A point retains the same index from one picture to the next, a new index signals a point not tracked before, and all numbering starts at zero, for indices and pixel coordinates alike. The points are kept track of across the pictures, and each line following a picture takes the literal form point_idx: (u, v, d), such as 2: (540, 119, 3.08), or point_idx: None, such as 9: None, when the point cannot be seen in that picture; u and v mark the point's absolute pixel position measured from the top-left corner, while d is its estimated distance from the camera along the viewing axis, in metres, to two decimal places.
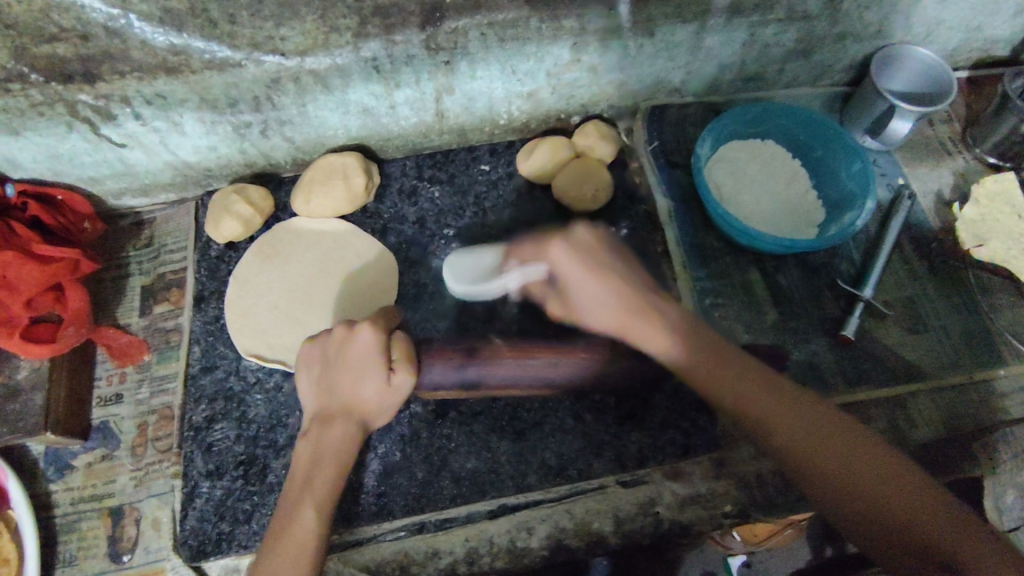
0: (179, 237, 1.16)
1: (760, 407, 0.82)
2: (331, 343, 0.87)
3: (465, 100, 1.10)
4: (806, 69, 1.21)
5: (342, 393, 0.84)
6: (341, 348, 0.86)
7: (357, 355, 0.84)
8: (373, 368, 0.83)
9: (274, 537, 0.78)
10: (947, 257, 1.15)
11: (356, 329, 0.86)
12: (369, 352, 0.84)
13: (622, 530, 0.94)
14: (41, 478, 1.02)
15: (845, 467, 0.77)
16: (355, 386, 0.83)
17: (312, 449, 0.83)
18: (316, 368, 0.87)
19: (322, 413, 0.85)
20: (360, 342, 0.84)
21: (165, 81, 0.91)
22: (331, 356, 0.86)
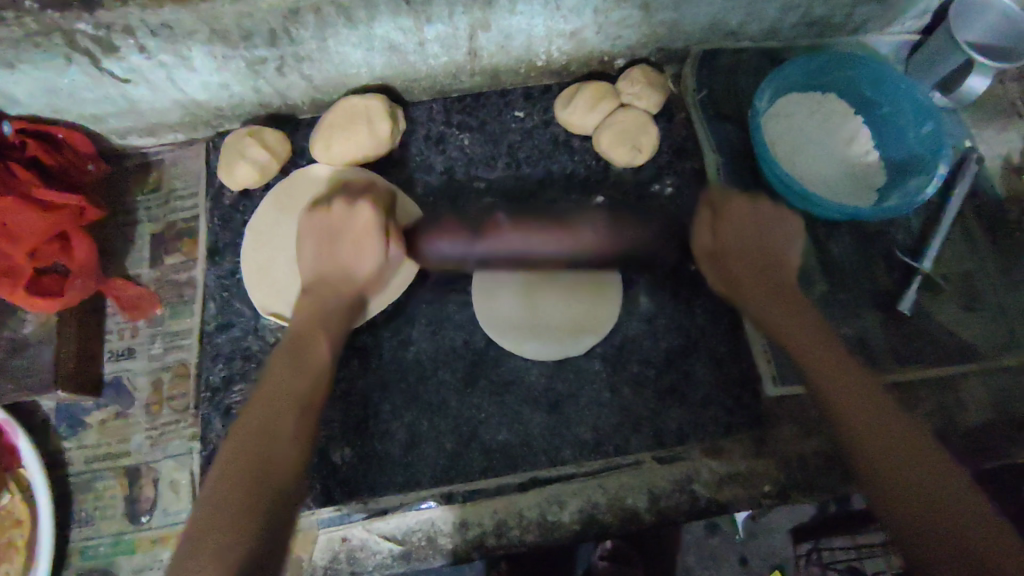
0: (190, 181, 1.08)
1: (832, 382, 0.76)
2: (331, 219, 0.89)
3: (502, 39, 0.98)
4: (879, 13, 1.07)
5: (341, 260, 0.87)
6: (341, 222, 0.88)
7: (356, 230, 0.87)
8: (373, 237, 0.87)
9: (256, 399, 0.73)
10: (1012, 229, 1.07)
11: (354, 206, 0.88)
12: (368, 228, 0.87)
13: (657, 507, 0.92)
14: (53, 435, 0.98)
15: (909, 477, 0.65)
16: (354, 257, 0.87)
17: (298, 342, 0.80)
18: (315, 237, 0.89)
19: (318, 286, 0.86)
20: (359, 219, 0.88)
21: (172, 10, 0.80)
22: (328, 231, 0.88)
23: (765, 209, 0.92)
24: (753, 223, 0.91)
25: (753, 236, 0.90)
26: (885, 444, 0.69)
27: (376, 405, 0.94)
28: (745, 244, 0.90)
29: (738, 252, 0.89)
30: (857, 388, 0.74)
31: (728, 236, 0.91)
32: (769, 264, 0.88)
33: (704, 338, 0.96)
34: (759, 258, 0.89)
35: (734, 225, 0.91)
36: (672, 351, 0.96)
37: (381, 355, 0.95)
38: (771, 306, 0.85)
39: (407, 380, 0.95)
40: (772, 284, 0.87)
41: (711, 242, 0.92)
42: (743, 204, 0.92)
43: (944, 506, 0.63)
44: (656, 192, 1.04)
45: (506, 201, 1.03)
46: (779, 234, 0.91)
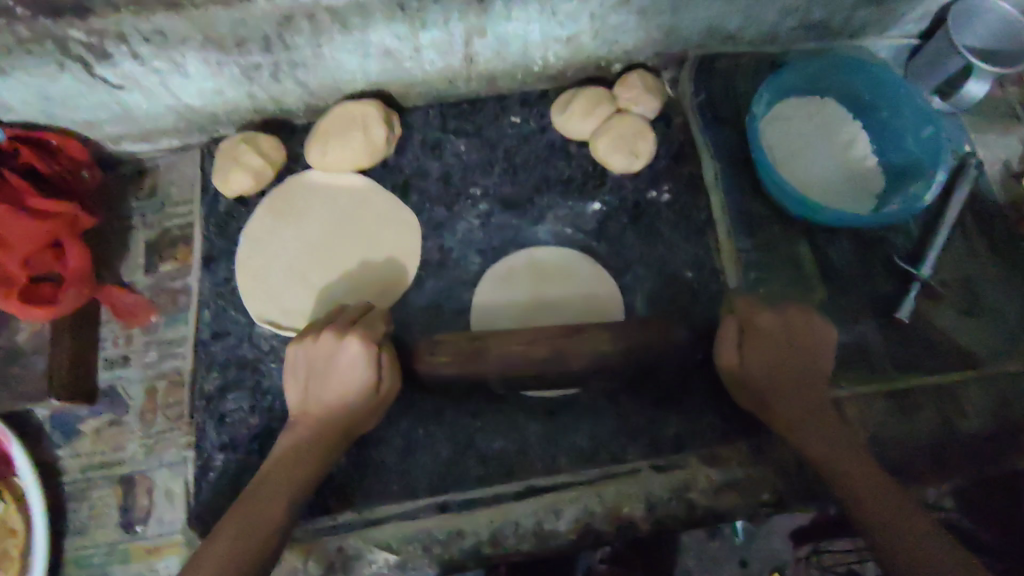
0: (185, 188, 1.07)
1: (804, 413, 0.82)
2: (318, 351, 0.85)
3: (498, 44, 0.97)
4: (877, 17, 1.06)
5: (328, 401, 0.83)
6: (328, 355, 0.84)
7: (343, 364, 0.83)
8: (361, 372, 0.82)
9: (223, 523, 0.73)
10: (1011, 233, 1.06)
11: (341, 339, 0.84)
12: (354, 362, 0.83)
13: (654, 515, 0.91)
14: (47, 443, 0.98)
15: (887, 518, 0.70)
16: (342, 391, 0.83)
17: (286, 458, 0.80)
18: (303, 372, 0.86)
19: (304, 420, 0.84)
20: (347, 355, 0.83)
21: (165, 17, 0.80)
22: (316, 364, 0.85)
23: (795, 320, 0.85)
24: (772, 330, 0.85)
25: (777, 351, 0.84)
26: (871, 493, 0.73)
27: None
28: (775, 366, 0.84)
29: (781, 365, 0.83)
30: (829, 440, 0.79)
31: (750, 359, 0.84)
32: (805, 371, 0.84)
33: None
34: (781, 368, 0.83)
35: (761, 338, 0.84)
36: None
37: None
38: (799, 388, 0.83)
39: (403, 388, 0.94)
40: (786, 347, 0.84)
41: (737, 366, 0.85)
42: (775, 319, 0.85)
43: (909, 542, 0.68)
44: (653, 198, 1.03)
45: (502, 207, 1.03)
46: (812, 351, 0.85)
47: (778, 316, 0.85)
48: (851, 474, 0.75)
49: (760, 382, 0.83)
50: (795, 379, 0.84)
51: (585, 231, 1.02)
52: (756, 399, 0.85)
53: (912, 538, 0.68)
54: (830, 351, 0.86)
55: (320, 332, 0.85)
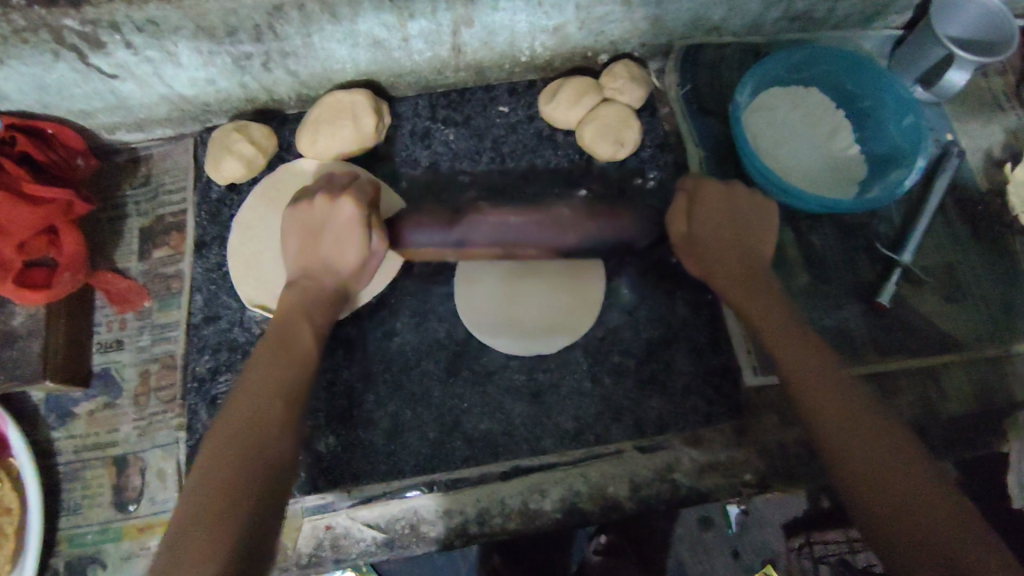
0: (178, 176, 1.09)
1: (825, 396, 0.75)
2: (313, 212, 0.88)
3: (485, 34, 0.99)
4: (860, 8, 1.08)
5: (325, 256, 0.87)
6: (321, 218, 0.87)
7: (338, 223, 0.86)
8: (356, 231, 0.86)
9: (225, 417, 0.70)
10: (993, 221, 1.08)
11: (336, 200, 0.87)
12: (349, 221, 0.86)
13: (638, 495, 0.94)
14: (42, 425, 1.00)
15: (904, 496, 0.66)
16: (337, 249, 0.87)
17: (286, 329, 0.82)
18: (299, 231, 0.89)
19: (302, 278, 0.87)
20: (341, 215, 0.86)
21: (157, 6, 0.82)
22: (312, 225, 0.88)
23: (740, 199, 0.91)
24: (712, 222, 0.90)
25: (722, 227, 0.90)
26: (872, 458, 0.69)
27: (360, 395, 0.95)
28: (718, 234, 0.90)
29: (721, 247, 0.89)
30: (846, 405, 0.74)
31: (696, 226, 0.91)
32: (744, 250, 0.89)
33: (686, 328, 0.98)
34: (724, 238, 0.89)
35: (707, 212, 0.91)
36: (653, 341, 0.97)
37: (365, 346, 0.97)
38: (754, 296, 0.86)
39: (391, 370, 0.96)
40: (744, 281, 0.87)
41: (684, 233, 0.93)
42: (720, 191, 0.92)
43: (917, 530, 0.64)
44: (638, 185, 1.05)
45: (490, 194, 1.05)
46: (754, 226, 0.91)
47: (719, 207, 0.91)
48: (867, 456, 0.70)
49: (703, 243, 0.90)
50: (792, 335, 0.82)
51: None
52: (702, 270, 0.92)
53: (931, 523, 0.64)
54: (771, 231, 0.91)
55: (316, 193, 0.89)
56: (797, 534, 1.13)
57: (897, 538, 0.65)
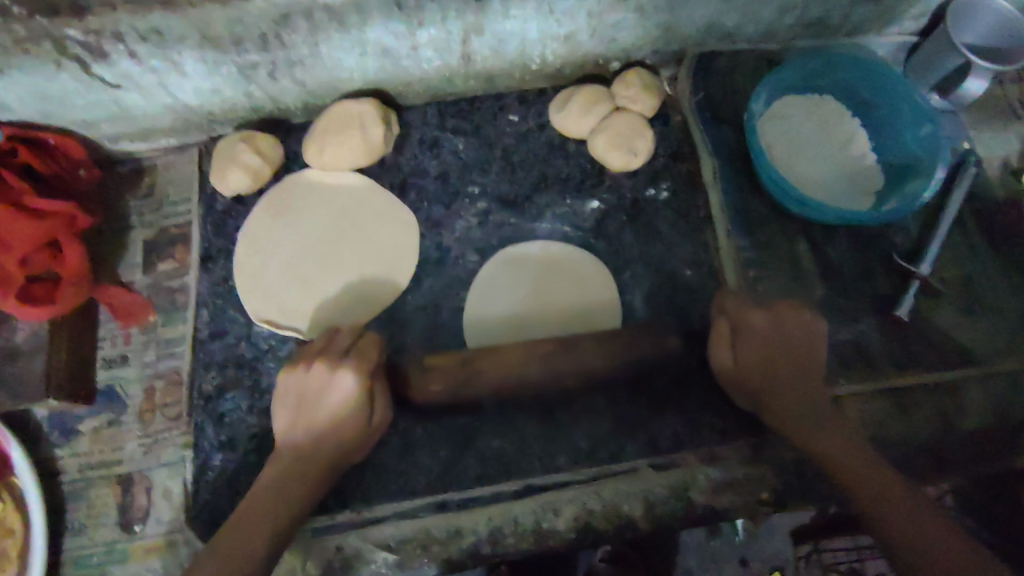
0: (182, 187, 1.07)
1: (829, 440, 0.83)
2: (309, 383, 0.83)
3: (495, 42, 0.97)
4: (875, 15, 1.06)
5: (320, 428, 0.83)
6: (319, 387, 0.83)
7: (336, 399, 0.82)
8: (354, 408, 0.83)
9: (212, 560, 0.74)
10: (1011, 231, 1.06)
11: (336, 371, 0.83)
12: (348, 395, 0.82)
13: (653, 514, 0.91)
14: (46, 442, 0.98)
15: (914, 528, 0.74)
16: (336, 419, 0.83)
17: (275, 490, 0.81)
18: (291, 401, 0.85)
19: (287, 455, 0.83)
20: (340, 385, 0.82)
21: (162, 15, 0.80)
22: (307, 395, 0.84)
23: (787, 318, 0.88)
24: (766, 346, 0.87)
25: (773, 338, 0.87)
26: (898, 500, 0.76)
27: None
28: (768, 357, 0.87)
29: (771, 362, 0.87)
30: (866, 456, 0.81)
31: (745, 362, 0.87)
32: (789, 357, 0.87)
33: (700, 343, 0.96)
34: (775, 364, 0.87)
35: (753, 344, 0.87)
36: (667, 357, 0.96)
37: None
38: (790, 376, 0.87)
39: None
40: (763, 363, 0.87)
41: (731, 365, 0.88)
42: (767, 321, 0.87)
43: (942, 548, 0.71)
44: (651, 196, 1.03)
45: (501, 205, 1.03)
46: (797, 340, 0.87)
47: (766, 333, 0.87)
48: (881, 490, 0.78)
49: (759, 377, 0.87)
50: (801, 408, 0.86)
51: (583, 230, 1.02)
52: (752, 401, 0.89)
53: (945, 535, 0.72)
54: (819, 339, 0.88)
55: (314, 360, 0.85)
56: (806, 542, 1.14)
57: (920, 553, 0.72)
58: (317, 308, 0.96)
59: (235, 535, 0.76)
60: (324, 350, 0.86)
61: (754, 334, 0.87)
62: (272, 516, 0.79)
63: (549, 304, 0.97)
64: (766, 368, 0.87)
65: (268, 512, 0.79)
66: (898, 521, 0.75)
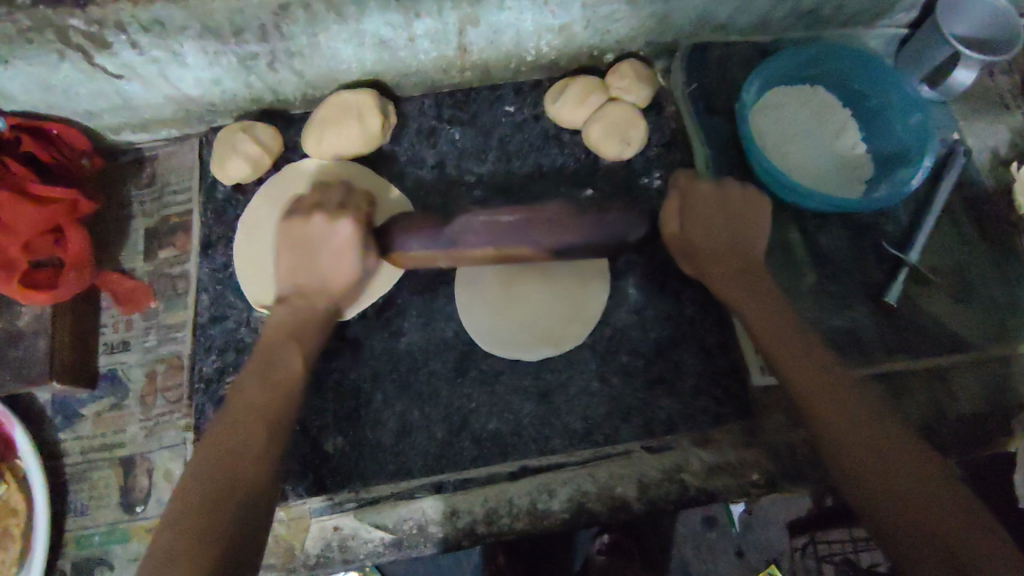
0: (184, 175, 1.09)
1: (816, 393, 0.79)
2: (310, 230, 0.88)
3: (491, 34, 0.99)
4: (865, 8, 1.08)
5: (320, 273, 0.88)
6: (320, 236, 0.88)
7: (338, 242, 0.87)
8: (354, 253, 0.87)
9: (217, 439, 0.72)
10: (1001, 219, 1.07)
11: (337, 221, 0.88)
12: (348, 241, 0.87)
13: (645, 495, 0.95)
14: (49, 426, 1.00)
15: (898, 494, 0.69)
16: (334, 268, 0.88)
17: (275, 349, 0.83)
18: (290, 249, 0.88)
19: (294, 294, 0.88)
20: (341, 233, 0.87)
21: (163, 6, 0.81)
22: (306, 242, 0.88)
23: (731, 195, 0.95)
24: (710, 223, 0.93)
25: (721, 228, 0.93)
26: (894, 483, 0.70)
27: (368, 395, 0.95)
28: (711, 220, 0.93)
29: (721, 254, 0.92)
30: (865, 425, 0.75)
31: (697, 228, 0.93)
32: (734, 250, 0.92)
33: (693, 328, 0.98)
34: (721, 240, 0.92)
35: (703, 212, 0.94)
36: (660, 343, 0.97)
37: (372, 346, 0.97)
38: (758, 310, 0.87)
39: (398, 370, 0.96)
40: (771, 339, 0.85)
41: (681, 235, 0.93)
42: (712, 190, 0.95)
43: (927, 513, 0.66)
44: (644, 184, 1.05)
45: (497, 194, 1.05)
46: (743, 215, 0.94)
47: (714, 203, 0.94)
48: (866, 452, 0.73)
49: (704, 245, 0.92)
50: (795, 359, 0.83)
51: None
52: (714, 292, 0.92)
53: (931, 501, 0.67)
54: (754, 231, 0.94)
55: (314, 212, 0.89)
56: (801, 534, 1.12)
57: (897, 518, 0.68)
58: None
59: (244, 424, 0.74)
60: (325, 206, 0.91)
61: (695, 205, 0.94)
62: (283, 384, 0.80)
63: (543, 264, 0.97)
64: (715, 240, 0.92)
65: (265, 404, 0.77)
66: (886, 506, 0.69)
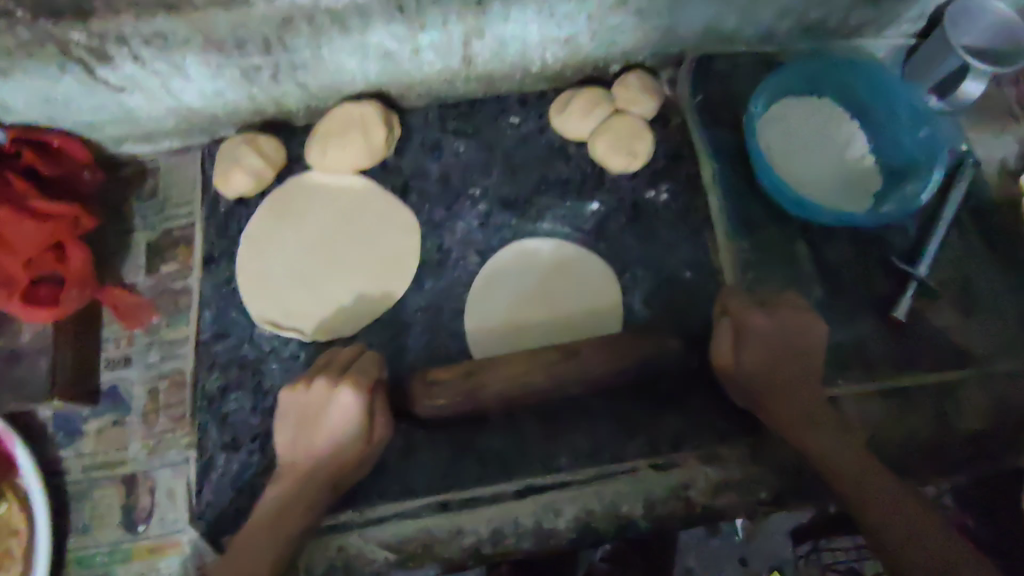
0: (185, 188, 1.08)
1: (801, 416, 0.86)
2: (310, 401, 0.86)
3: (496, 46, 0.98)
4: (873, 18, 1.07)
5: (323, 448, 0.85)
6: (320, 406, 0.85)
7: (336, 419, 0.84)
8: (355, 436, 0.84)
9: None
10: (1010, 231, 1.07)
11: (336, 390, 0.85)
12: (348, 414, 0.84)
13: (653, 514, 0.92)
14: (50, 443, 0.99)
15: (890, 512, 0.78)
16: (335, 436, 0.84)
17: (279, 503, 0.83)
18: (294, 422, 0.87)
19: (294, 469, 0.86)
20: (338, 403, 0.84)
21: (165, 19, 0.80)
22: (309, 414, 0.86)
23: (786, 320, 0.86)
24: (760, 337, 0.86)
25: (777, 337, 0.86)
26: (895, 512, 0.78)
27: None
28: (767, 355, 0.86)
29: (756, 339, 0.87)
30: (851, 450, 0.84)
31: (745, 357, 0.86)
32: (774, 364, 0.86)
33: (700, 344, 0.97)
34: (773, 365, 0.86)
35: (757, 342, 0.86)
36: None
37: None
38: (760, 348, 0.86)
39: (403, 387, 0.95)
40: (770, 383, 0.87)
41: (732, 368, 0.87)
42: (766, 320, 0.86)
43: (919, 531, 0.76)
44: (651, 198, 1.04)
45: (502, 207, 1.03)
46: (795, 337, 0.87)
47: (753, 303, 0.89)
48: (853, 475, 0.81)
49: (752, 371, 0.86)
50: (779, 386, 0.87)
51: (584, 232, 1.03)
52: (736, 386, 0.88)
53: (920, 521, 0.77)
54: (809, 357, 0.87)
55: (314, 377, 0.87)
56: (804, 542, 1.13)
57: (890, 535, 0.77)
58: (316, 307, 0.97)
59: (250, 563, 0.78)
60: (326, 367, 0.88)
61: (745, 324, 0.87)
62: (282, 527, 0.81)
63: (561, 302, 0.98)
64: (770, 364, 0.86)
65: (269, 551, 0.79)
66: (883, 530, 0.77)
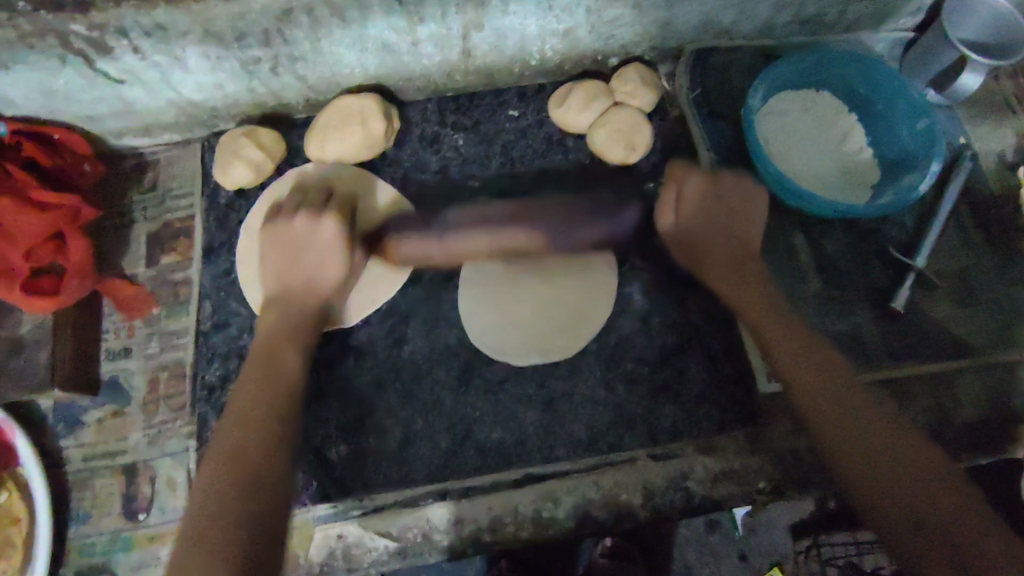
0: (185, 181, 1.08)
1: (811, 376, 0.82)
2: (293, 234, 0.88)
3: (495, 38, 0.98)
4: (870, 12, 1.07)
5: (305, 277, 0.88)
6: (303, 240, 0.88)
7: (320, 245, 0.88)
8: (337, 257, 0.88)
9: (224, 448, 0.73)
10: (1007, 224, 1.07)
11: (319, 219, 0.88)
12: (331, 242, 0.88)
13: (650, 503, 0.93)
14: (50, 433, 0.99)
15: (890, 480, 0.72)
16: (321, 266, 0.88)
17: (268, 346, 0.84)
18: (276, 253, 0.89)
19: (279, 298, 0.88)
20: (323, 231, 0.88)
21: (165, 12, 0.81)
22: (291, 245, 0.88)
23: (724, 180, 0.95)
24: (700, 203, 0.94)
25: (715, 204, 0.94)
26: (891, 491, 0.72)
27: (372, 403, 0.94)
28: (706, 207, 0.94)
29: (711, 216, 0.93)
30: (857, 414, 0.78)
31: (687, 215, 0.94)
32: (734, 242, 0.93)
33: (699, 335, 0.97)
34: (717, 228, 0.93)
35: (697, 205, 0.94)
36: (665, 350, 0.97)
37: (376, 354, 0.96)
38: (746, 285, 0.90)
39: (402, 378, 0.95)
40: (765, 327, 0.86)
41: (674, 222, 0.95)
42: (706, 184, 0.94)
43: (919, 502, 0.70)
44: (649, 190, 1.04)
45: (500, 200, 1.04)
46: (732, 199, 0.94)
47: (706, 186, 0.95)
48: (853, 440, 0.76)
49: (697, 235, 0.94)
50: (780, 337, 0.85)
51: None
52: (692, 260, 0.95)
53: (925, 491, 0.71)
54: (757, 218, 0.94)
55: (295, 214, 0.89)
56: (804, 537, 1.15)
57: (880, 506, 0.72)
58: None
59: (243, 423, 0.75)
60: (304, 204, 0.92)
61: (687, 187, 0.95)
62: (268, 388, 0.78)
63: (557, 278, 0.98)
64: (718, 216, 0.93)
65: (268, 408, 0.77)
66: (874, 504, 0.72)
